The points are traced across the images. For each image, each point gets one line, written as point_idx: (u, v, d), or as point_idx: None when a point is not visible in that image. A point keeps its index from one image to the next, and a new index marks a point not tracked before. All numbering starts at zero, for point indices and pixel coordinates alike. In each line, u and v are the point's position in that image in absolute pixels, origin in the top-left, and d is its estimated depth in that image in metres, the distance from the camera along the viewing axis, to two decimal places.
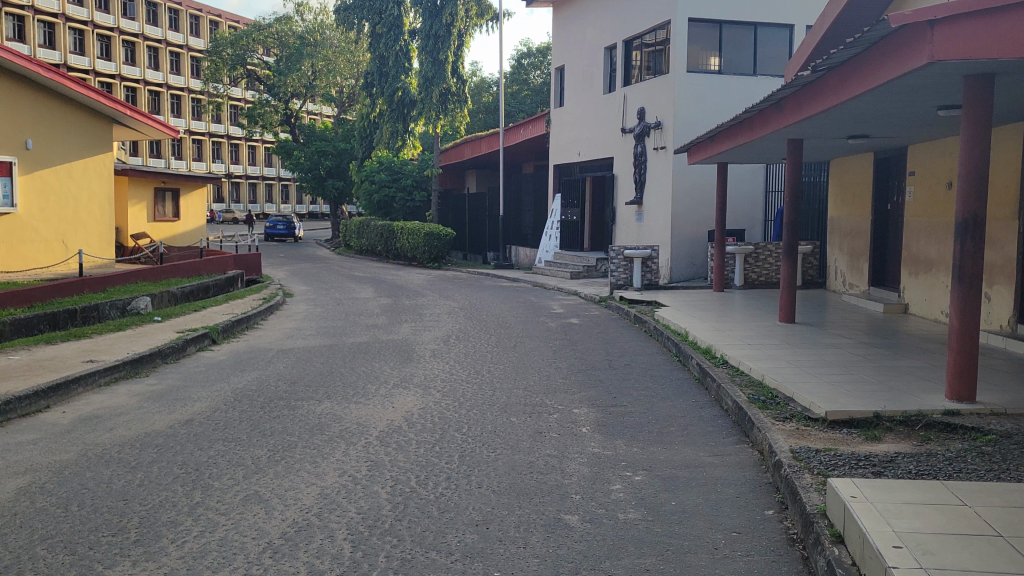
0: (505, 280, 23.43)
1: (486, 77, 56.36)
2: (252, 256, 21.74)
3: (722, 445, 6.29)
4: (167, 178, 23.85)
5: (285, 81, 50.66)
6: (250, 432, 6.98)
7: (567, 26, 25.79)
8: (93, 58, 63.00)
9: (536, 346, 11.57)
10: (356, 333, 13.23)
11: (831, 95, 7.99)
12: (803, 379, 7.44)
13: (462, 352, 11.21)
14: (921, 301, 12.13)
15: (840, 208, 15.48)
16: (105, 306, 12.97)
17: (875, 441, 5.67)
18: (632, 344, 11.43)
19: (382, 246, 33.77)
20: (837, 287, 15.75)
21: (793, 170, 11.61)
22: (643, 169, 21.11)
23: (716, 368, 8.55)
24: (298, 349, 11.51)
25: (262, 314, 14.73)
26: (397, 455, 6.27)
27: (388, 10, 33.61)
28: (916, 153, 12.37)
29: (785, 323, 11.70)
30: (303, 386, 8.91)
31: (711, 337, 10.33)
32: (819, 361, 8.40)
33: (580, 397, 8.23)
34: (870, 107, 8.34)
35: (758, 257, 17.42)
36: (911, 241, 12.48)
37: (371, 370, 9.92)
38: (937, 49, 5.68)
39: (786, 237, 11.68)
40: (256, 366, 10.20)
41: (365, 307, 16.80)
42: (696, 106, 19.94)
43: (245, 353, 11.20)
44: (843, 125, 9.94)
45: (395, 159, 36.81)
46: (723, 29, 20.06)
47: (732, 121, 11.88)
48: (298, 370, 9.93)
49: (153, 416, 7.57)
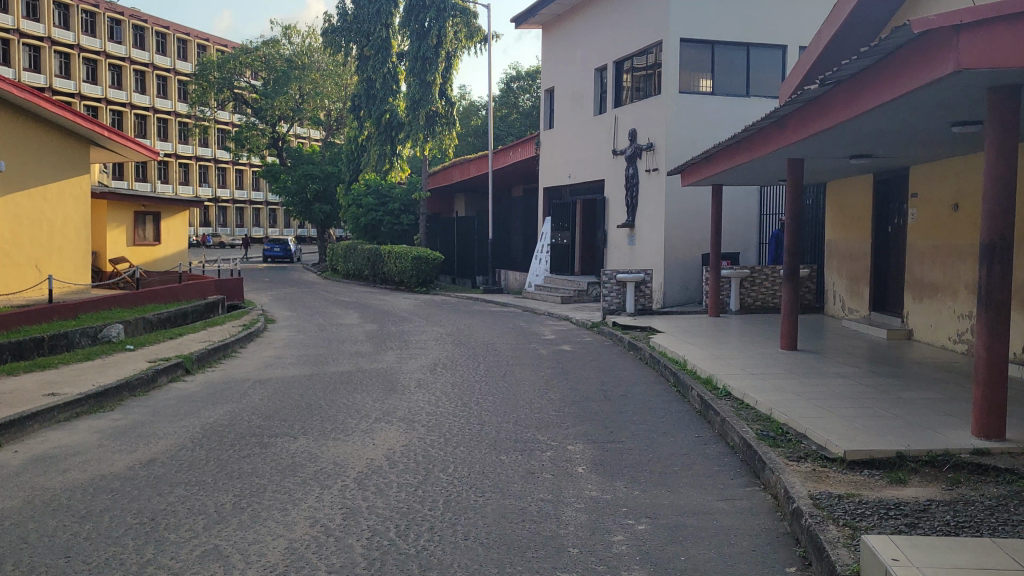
0: (495, 304, 22.91)
1: (475, 101, 56.03)
2: (234, 282, 21.19)
3: (729, 488, 5.77)
4: (147, 201, 23.31)
5: (272, 104, 50.32)
6: (216, 474, 6.41)
7: (557, 48, 25.46)
8: (79, 82, 62.52)
9: (527, 375, 11.02)
10: (339, 361, 12.69)
11: (839, 110, 7.57)
12: (815, 414, 6.92)
13: (449, 382, 10.64)
14: (926, 326, 11.67)
15: (838, 231, 15.04)
16: (76, 334, 12.41)
17: (900, 485, 5.18)
18: (626, 372, 10.92)
19: (368, 271, 33.23)
20: (836, 312, 15.29)
21: (794, 191, 11.16)
22: (635, 191, 20.69)
23: (719, 400, 8.02)
24: (277, 380, 10.95)
25: (240, 341, 14.17)
26: (375, 501, 5.71)
27: (376, 32, 33.25)
28: (919, 174, 11.97)
29: (788, 350, 11.20)
30: (278, 420, 8.35)
31: (711, 366, 9.82)
32: (828, 391, 7.89)
33: (574, 432, 7.70)
34: (880, 123, 7.89)
35: (754, 281, 16.97)
36: (915, 264, 12.04)
37: (352, 402, 9.35)
38: (963, 57, 5.21)
39: (787, 261, 11.22)
40: (230, 398, 9.63)
41: (349, 333, 16.24)
42: (689, 128, 19.54)
43: (220, 383, 10.63)
44: (847, 143, 9.52)
45: (383, 183, 36.40)
46: (716, 50, 19.72)
47: (729, 140, 11.43)
48: (274, 403, 9.36)
49: (113, 456, 6.99)
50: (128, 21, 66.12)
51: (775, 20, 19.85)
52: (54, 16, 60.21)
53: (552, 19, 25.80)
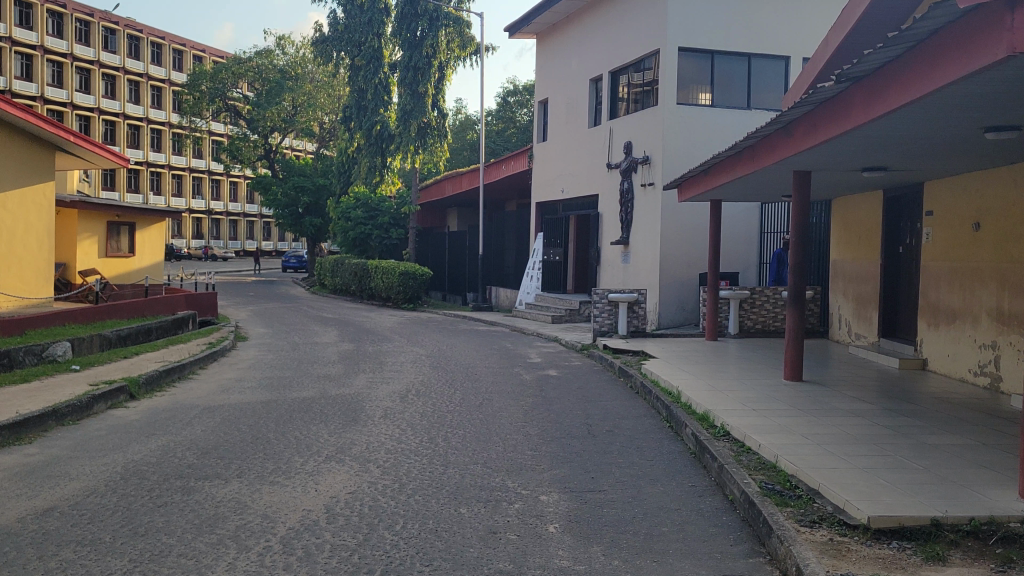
0: (482, 323, 21.89)
1: (472, 114, 55.36)
2: (208, 296, 20.21)
3: (728, 560, 4.75)
4: (121, 211, 22.36)
5: (264, 115, 49.76)
6: (119, 530, 5.39)
7: (551, 58, 24.57)
8: (71, 91, 61.57)
9: (507, 404, 10.01)
10: (303, 385, 11.67)
11: (859, 112, 6.61)
12: (830, 463, 5.92)
13: (418, 412, 9.63)
14: (942, 356, 10.69)
15: (845, 251, 14.08)
16: (18, 352, 11.40)
17: (939, 565, 4.17)
18: (614, 404, 9.90)
19: (355, 286, 32.24)
20: (841, 338, 14.31)
21: (800, 207, 10.20)
22: (630, 207, 19.75)
23: (715, 442, 7.02)
24: (229, 407, 9.94)
25: (201, 362, 13.17)
26: (299, 570, 4.70)
27: (367, 42, 32.30)
28: (934, 191, 11.04)
29: (792, 381, 10.19)
30: (214, 458, 7.32)
31: (707, 400, 8.83)
32: (841, 433, 6.87)
33: (548, 478, 6.67)
34: (903, 126, 6.94)
35: (753, 303, 15.98)
36: (929, 287, 11.08)
37: (304, 435, 8.34)
38: (1019, 39, 4.29)
39: (792, 283, 10.25)
40: (169, 430, 8.62)
41: (323, 353, 15.25)
42: (688, 141, 18.61)
43: (163, 411, 9.62)
44: (861, 153, 8.58)
45: (373, 196, 35.50)
46: (716, 60, 18.84)
47: (729, 150, 10.47)
48: (216, 435, 8.33)
49: (5, 502, 5.96)
50: (123, 31, 65.38)
51: (777, 30, 19.01)
52: (46, 25, 59.46)
53: (546, 29, 24.94)
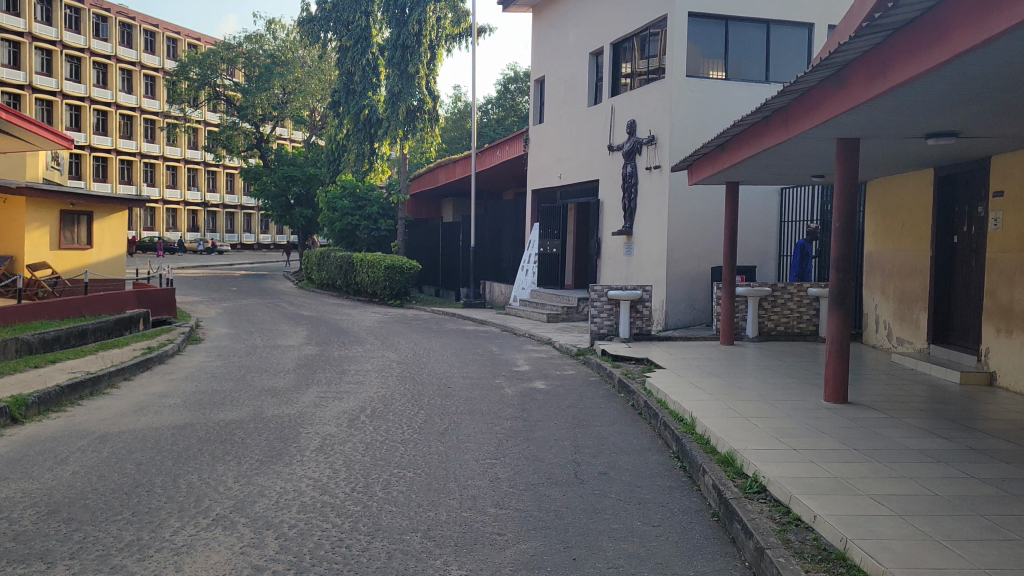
0: (471, 322, 19.87)
1: (471, 103, 53.31)
2: (165, 293, 18.21)
3: None
4: (76, 199, 20.37)
5: (253, 101, 47.75)
6: None
7: (547, 32, 22.51)
8: (62, 79, 59.55)
9: (479, 432, 8.03)
10: (238, 402, 9.68)
11: (963, 31, 4.56)
12: (931, 557, 3.94)
13: (363, 443, 7.65)
14: (1016, 369, 8.67)
15: (884, 241, 12.05)
16: None
17: None
18: (612, 431, 7.89)
19: (342, 280, 30.28)
20: (879, 342, 12.29)
21: (844, 183, 8.14)
22: (634, 193, 17.73)
23: (750, 504, 5.01)
24: (129, 435, 7.92)
25: (125, 371, 11.17)
26: None
27: (355, 19, 30.22)
28: (1006, 166, 9.04)
29: (833, 404, 8.17)
30: (57, 523, 5.35)
31: (731, 434, 6.82)
32: (930, 497, 4.87)
33: (509, 560, 4.66)
34: (1016, 57, 4.90)
35: (775, 302, 13.93)
36: (999, 285, 9.04)
37: (201, 481, 6.34)
38: None
39: (834, 281, 8.23)
40: (28, 472, 6.59)
41: (279, 359, 13.24)
42: (698, 117, 16.55)
43: (40, 443, 7.58)
44: (933, 111, 6.56)
45: (361, 185, 33.24)
46: (730, 26, 16.76)
47: (756, 114, 8.45)
48: (86, 482, 6.32)
49: None
50: (115, 18, 63.40)
51: None
52: (35, 11, 57.43)
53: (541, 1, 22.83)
